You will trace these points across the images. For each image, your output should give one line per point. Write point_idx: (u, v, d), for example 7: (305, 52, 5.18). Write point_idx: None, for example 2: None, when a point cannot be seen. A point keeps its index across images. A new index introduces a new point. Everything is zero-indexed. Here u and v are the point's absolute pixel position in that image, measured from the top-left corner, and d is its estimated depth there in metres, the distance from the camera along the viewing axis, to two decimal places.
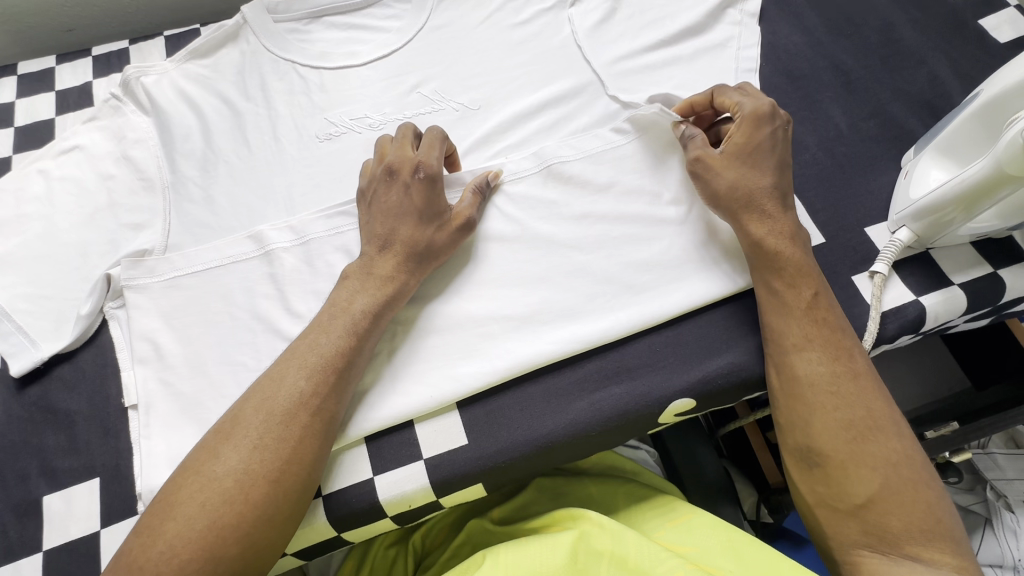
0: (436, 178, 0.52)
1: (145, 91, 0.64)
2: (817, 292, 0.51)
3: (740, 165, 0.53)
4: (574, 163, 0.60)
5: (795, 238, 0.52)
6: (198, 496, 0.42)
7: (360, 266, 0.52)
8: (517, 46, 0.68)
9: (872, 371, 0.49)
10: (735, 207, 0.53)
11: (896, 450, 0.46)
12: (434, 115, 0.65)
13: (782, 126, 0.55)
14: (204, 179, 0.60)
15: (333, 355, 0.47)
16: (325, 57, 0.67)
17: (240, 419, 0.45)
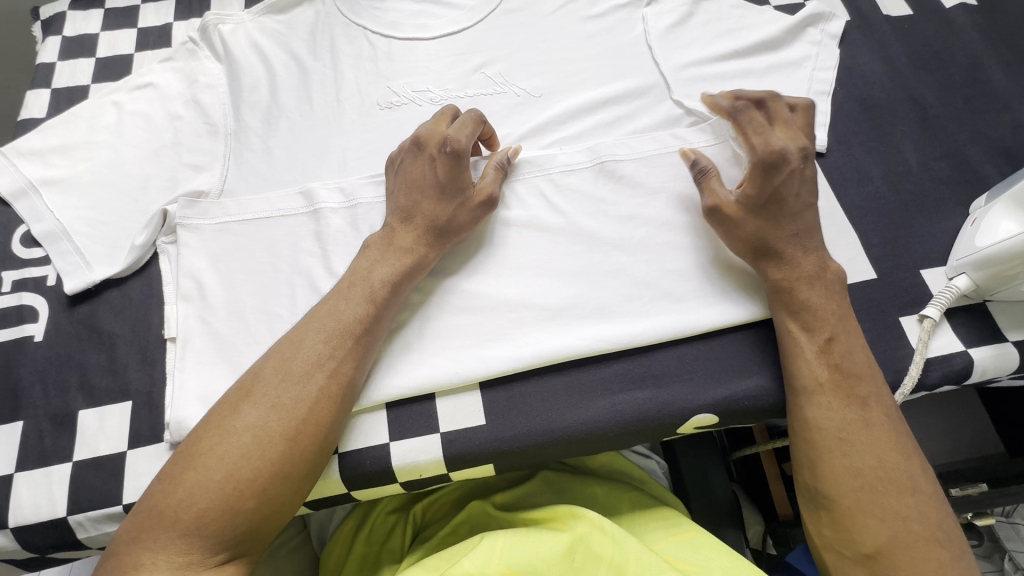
0: (456, 150, 0.52)
1: (220, 38, 0.66)
2: (834, 334, 0.49)
3: (757, 218, 0.52)
4: (627, 163, 0.60)
5: (811, 283, 0.51)
6: (214, 450, 0.43)
7: (383, 236, 0.53)
8: (587, 40, 0.68)
9: (889, 415, 0.47)
10: (754, 254, 0.52)
11: (909, 503, 0.44)
12: (495, 97, 0.65)
13: (801, 164, 0.53)
14: (266, 131, 0.62)
15: (353, 321, 0.48)
16: (397, 28, 0.68)
17: (261, 378, 0.46)
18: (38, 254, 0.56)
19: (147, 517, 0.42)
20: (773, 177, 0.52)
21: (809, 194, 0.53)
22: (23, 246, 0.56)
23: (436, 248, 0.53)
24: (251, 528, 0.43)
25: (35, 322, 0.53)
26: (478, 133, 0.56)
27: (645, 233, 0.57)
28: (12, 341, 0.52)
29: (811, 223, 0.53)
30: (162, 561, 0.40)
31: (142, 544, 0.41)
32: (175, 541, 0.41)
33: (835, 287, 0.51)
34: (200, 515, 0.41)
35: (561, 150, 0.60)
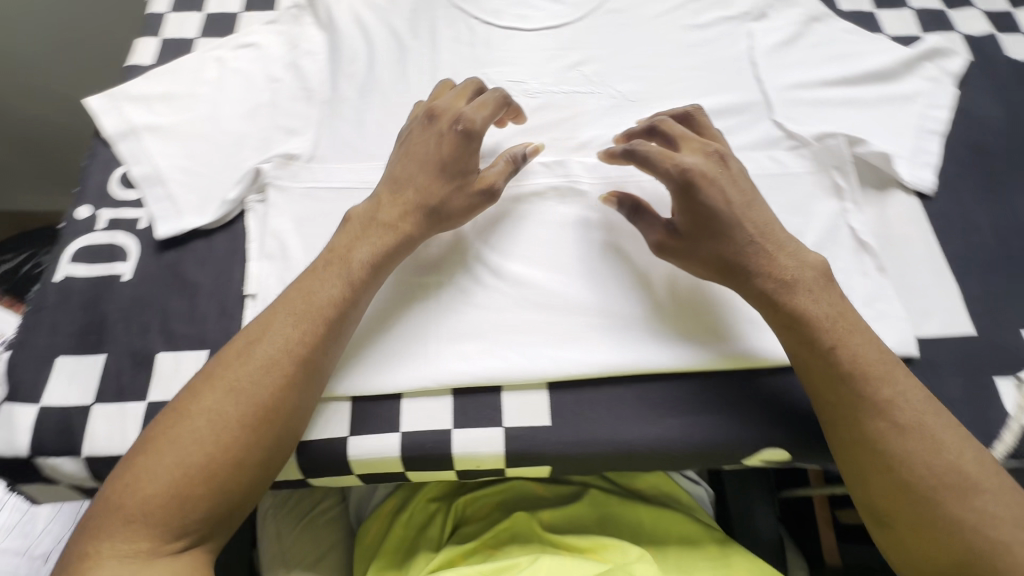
0: (468, 128, 0.52)
1: (326, 7, 0.67)
2: (837, 343, 0.45)
3: (709, 243, 0.49)
4: None
5: (792, 291, 0.47)
6: (169, 436, 0.43)
7: (364, 213, 0.51)
8: (689, 49, 0.66)
9: (921, 411, 0.44)
10: (722, 273, 0.49)
11: (981, 506, 0.41)
12: (590, 96, 0.63)
13: (713, 168, 0.50)
14: (360, 103, 0.62)
15: (324, 303, 0.47)
16: (498, 16, 0.68)
17: (226, 363, 0.45)
18: (134, 197, 0.57)
19: (103, 505, 0.42)
20: (697, 193, 0.49)
21: (738, 195, 0.50)
22: (120, 187, 0.58)
23: (416, 227, 0.51)
24: (207, 518, 0.42)
25: (124, 262, 0.54)
26: (500, 114, 0.55)
27: None
28: (101, 277, 0.53)
29: (771, 231, 0.49)
30: (116, 548, 0.41)
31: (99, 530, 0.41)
32: (129, 529, 0.41)
33: (829, 296, 0.47)
34: (151, 503, 0.41)
35: None
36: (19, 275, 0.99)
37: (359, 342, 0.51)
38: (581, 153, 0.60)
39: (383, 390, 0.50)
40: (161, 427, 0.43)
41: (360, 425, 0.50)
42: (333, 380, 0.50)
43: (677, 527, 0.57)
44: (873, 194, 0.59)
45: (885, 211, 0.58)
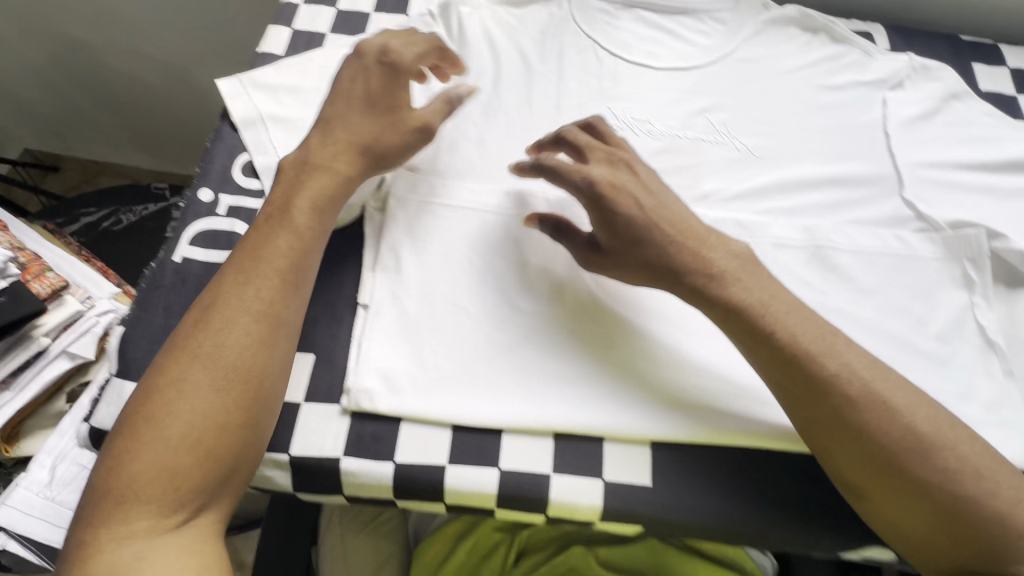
0: (397, 64, 0.53)
1: (459, 19, 0.66)
2: (767, 322, 0.46)
3: (627, 251, 0.49)
4: (844, 254, 0.57)
5: (731, 281, 0.48)
6: (145, 415, 0.42)
7: (296, 164, 0.51)
8: (820, 110, 0.65)
9: (862, 374, 0.45)
10: (653, 279, 0.49)
11: (947, 459, 0.43)
12: (715, 146, 0.62)
13: (617, 177, 0.51)
14: (483, 121, 0.62)
15: (275, 255, 0.47)
16: (628, 49, 0.67)
17: (194, 336, 0.44)
18: (255, 187, 0.58)
19: (94, 494, 0.41)
20: (603, 202, 0.49)
21: (651, 197, 0.50)
22: (243, 175, 0.58)
23: (349, 168, 0.51)
24: (203, 489, 0.42)
25: None
26: (433, 58, 0.56)
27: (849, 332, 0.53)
28: (217, 263, 0.54)
29: (691, 229, 0.50)
30: (118, 532, 0.39)
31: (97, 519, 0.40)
32: (127, 511, 0.40)
33: (766, 288, 0.48)
34: (145, 478, 0.40)
35: (774, 220, 0.58)
36: (98, 231, 1.03)
37: (447, 363, 0.49)
38: (702, 204, 0.58)
39: (485, 424, 0.48)
40: (134, 410, 0.42)
41: (459, 455, 0.48)
42: (433, 405, 0.48)
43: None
44: (1001, 291, 0.56)
45: (1012, 311, 0.56)
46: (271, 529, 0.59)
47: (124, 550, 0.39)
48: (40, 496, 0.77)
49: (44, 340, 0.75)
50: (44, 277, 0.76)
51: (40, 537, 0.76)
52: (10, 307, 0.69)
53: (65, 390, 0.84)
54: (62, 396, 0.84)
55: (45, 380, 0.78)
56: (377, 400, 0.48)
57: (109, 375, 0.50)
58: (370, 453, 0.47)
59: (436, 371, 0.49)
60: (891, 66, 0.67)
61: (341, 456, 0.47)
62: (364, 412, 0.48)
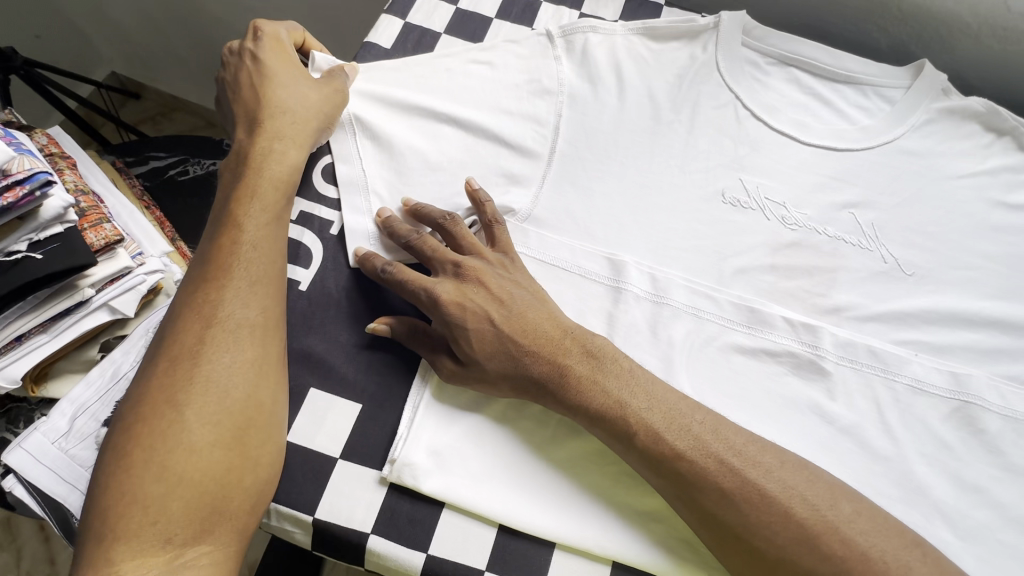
0: (255, 29, 0.54)
1: (588, 44, 0.58)
2: (623, 416, 0.41)
3: (490, 369, 0.42)
4: (995, 417, 0.47)
5: (587, 388, 0.41)
6: (117, 447, 0.37)
7: (231, 163, 0.49)
8: (990, 231, 0.54)
9: (731, 461, 0.40)
10: (456, 363, 0.43)
11: (839, 549, 0.37)
12: (856, 250, 0.53)
13: (463, 292, 0.44)
14: (594, 169, 0.54)
15: (229, 249, 0.43)
16: (773, 114, 0.57)
17: (174, 359, 0.40)
18: (332, 195, 0.52)
19: (78, 547, 0.35)
20: (451, 319, 0.43)
21: (515, 297, 0.44)
22: (324, 179, 0.53)
23: (287, 152, 0.49)
24: (191, 528, 0.36)
25: (306, 268, 0.49)
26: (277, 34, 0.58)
27: (987, 517, 0.44)
28: None
29: (556, 324, 0.44)
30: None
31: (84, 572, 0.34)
32: (108, 557, 0.34)
33: (621, 378, 0.42)
34: (127, 516, 0.35)
35: (915, 356, 0.49)
36: (163, 178, 1.00)
37: (492, 443, 0.43)
38: (831, 319, 0.50)
39: (539, 534, 0.41)
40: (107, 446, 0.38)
41: (502, 563, 0.41)
42: (485, 499, 0.41)
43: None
44: None
45: None
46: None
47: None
48: (54, 445, 0.74)
49: (88, 292, 0.72)
50: (100, 228, 0.73)
51: (44, 487, 0.72)
52: (61, 255, 0.66)
53: (99, 340, 0.82)
54: (95, 345, 0.82)
55: (83, 328, 0.75)
56: (421, 479, 0.41)
57: None
58: (402, 537, 0.41)
59: (493, 458, 0.43)
60: None
61: (370, 532, 0.41)
62: (405, 488, 0.42)
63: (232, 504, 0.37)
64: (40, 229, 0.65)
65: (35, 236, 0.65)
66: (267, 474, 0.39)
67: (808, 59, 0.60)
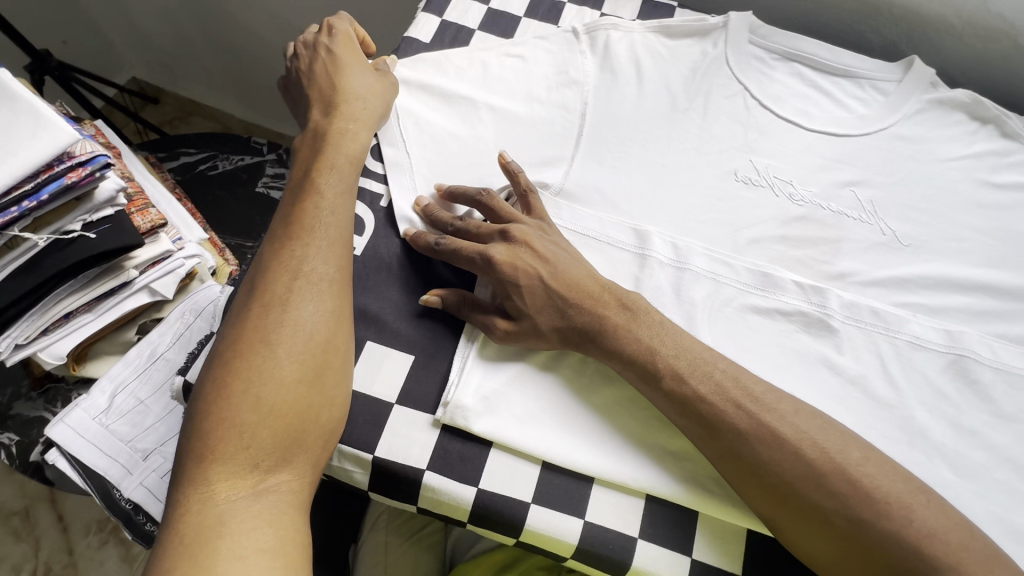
0: (331, 25, 0.60)
1: (610, 40, 0.64)
2: (652, 363, 0.45)
3: (541, 321, 0.47)
4: (987, 369, 0.52)
5: (622, 336, 0.46)
6: (214, 380, 0.43)
7: (308, 139, 0.55)
8: (978, 208, 0.60)
9: (746, 405, 0.43)
10: (510, 318, 0.48)
11: (844, 487, 0.40)
12: (857, 224, 0.58)
13: (514, 254, 0.49)
14: (618, 150, 0.59)
15: (309, 216, 0.49)
16: (779, 103, 0.63)
17: (265, 306, 0.45)
18: (379, 170, 0.57)
19: (179, 462, 0.41)
20: (505, 279, 0.48)
21: (558, 256, 0.49)
22: (372, 158, 0.58)
23: (359, 132, 0.55)
24: (276, 455, 0.41)
25: (359, 235, 0.54)
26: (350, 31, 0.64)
27: (981, 458, 0.48)
28: None
29: (597, 282, 0.48)
30: (201, 494, 0.39)
31: (185, 483, 0.40)
32: (209, 471, 0.40)
33: (651, 328, 0.46)
34: (223, 440, 0.41)
35: (914, 316, 0.53)
36: (194, 172, 1.05)
37: (536, 391, 0.47)
38: (837, 284, 0.55)
39: (579, 468, 0.45)
40: (204, 378, 0.44)
41: (545, 497, 0.45)
42: (532, 440, 0.45)
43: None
44: None
45: None
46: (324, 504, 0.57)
47: (208, 514, 0.39)
48: (95, 421, 0.77)
49: (132, 273, 0.76)
50: (146, 212, 0.77)
51: (87, 460, 0.75)
52: (112, 234, 0.69)
53: (137, 322, 0.85)
54: (132, 327, 0.85)
55: (125, 309, 0.79)
56: (472, 420, 0.45)
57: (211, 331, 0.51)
58: (454, 474, 0.45)
59: (535, 402, 0.47)
60: None
61: (425, 469, 0.45)
62: (456, 429, 0.46)
63: (309, 438, 0.43)
64: (94, 211, 0.68)
65: (89, 217, 0.68)
66: (339, 414, 0.44)
67: (809, 55, 0.66)
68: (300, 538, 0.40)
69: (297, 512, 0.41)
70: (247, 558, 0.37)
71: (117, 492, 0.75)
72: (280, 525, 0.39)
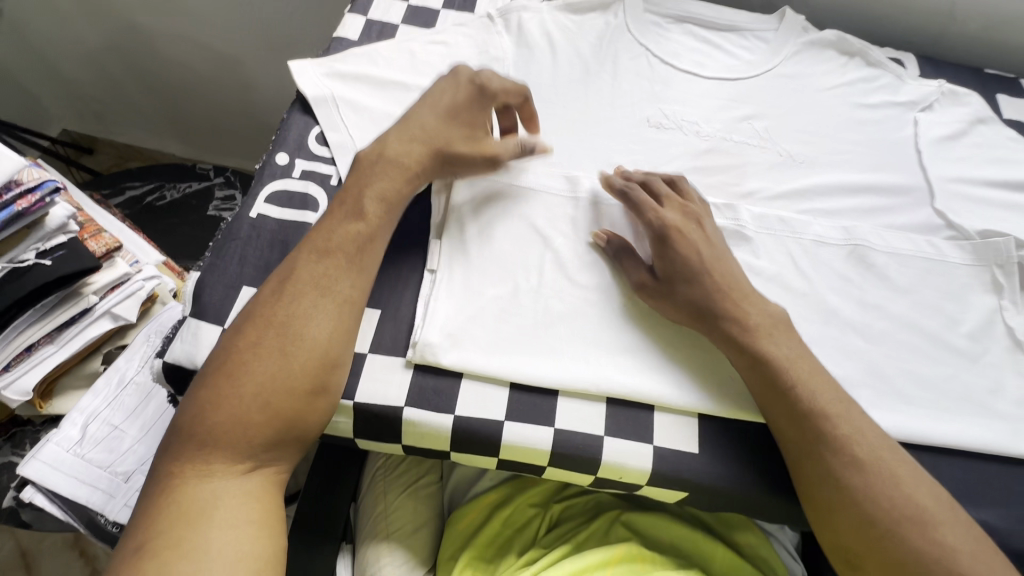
0: (478, 73, 0.56)
1: (522, 21, 0.71)
2: (774, 363, 0.48)
3: (681, 287, 0.51)
4: (881, 254, 0.60)
5: (762, 336, 0.49)
6: (226, 370, 0.45)
7: (372, 157, 0.53)
8: (857, 125, 0.69)
9: (878, 446, 0.46)
10: (662, 279, 0.52)
11: (942, 533, 0.43)
12: (758, 150, 0.66)
13: (687, 224, 0.54)
14: (543, 112, 0.65)
15: (344, 239, 0.50)
16: (678, 59, 0.71)
17: (289, 319, 0.46)
18: (326, 155, 0.62)
19: (180, 432, 0.44)
20: (670, 241, 0.52)
21: (710, 248, 0.53)
22: (318, 144, 0.62)
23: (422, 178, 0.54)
24: (266, 451, 0.45)
25: (314, 213, 0.58)
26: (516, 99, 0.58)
27: (885, 325, 0.56)
28: (290, 222, 0.57)
29: (741, 285, 0.51)
30: (198, 467, 0.43)
31: (178, 455, 0.44)
32: (204, 450, 0.43)
33: (759, 310, 0.50)
34: (227, 427, 0.44)
35: (814, 219, 0.61)
36: (142, 205, 1.05)
37: (637, 317, 0.53)
38: (746, 201, 0.62)
39: (542, 383, 0.50)
40: (215, 363, 0.46)
41: (516, 413, 0.50)
42: (631, 357, 0.52)
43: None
44: None
45: None
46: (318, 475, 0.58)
47: (204, 486, 0.42)
48: (69, 452, 0.76)
49: (92, 298, 0.77)
50: (99, 237, 0.78)
51: (65, 491, 0.73)
52: (68, 260, 0.70)
53: (101, 351, 0.85)
54: (98, 357, 0.85)
55: (88, 336, 0.79)
56: (441, 355, 0.50)
57: (184, 317, 0.54)
58: (431, 406, 0.49)
59: (500, 336, 0.51)
60: (922, 90, 0.71)
61: (404, 406, 0.49)
62: (427, 366, 0.50)
63: (298, 437, 0.46)
64: (46, 238, 0.69)
65: (42, 245, 0.69)
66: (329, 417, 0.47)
67: (698, 16, 0.75)
68: (280, 516, 0.44)
69: (279, 493, 0.45)
70: (236, 529, 0.41)
71: (102, 518, 0.75)
72: (266, 503, 0.44)
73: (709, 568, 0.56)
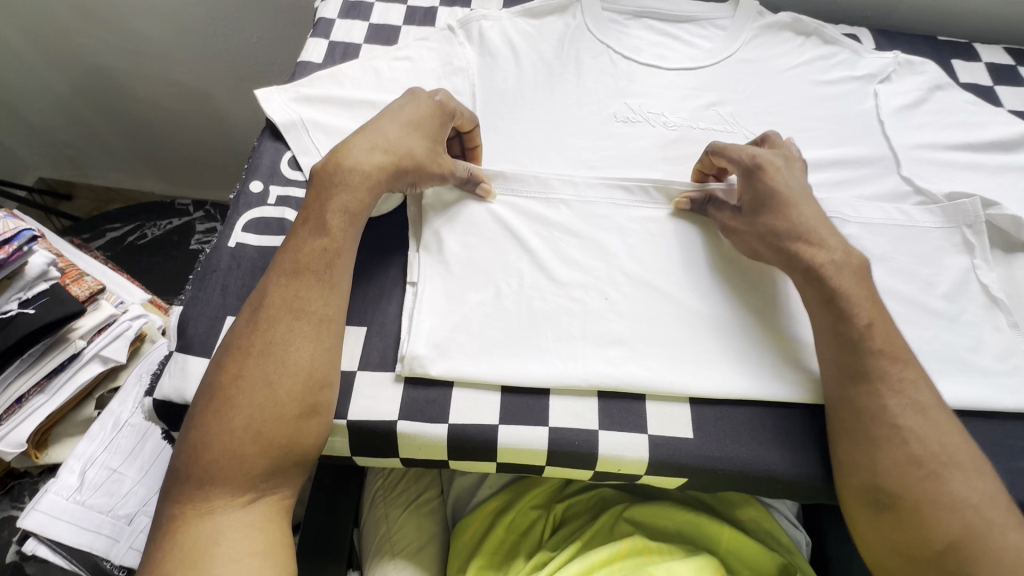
0: (438, 93, 0.57)
1: (482, 29, 0.72)
2: (848, 302, 0.49)
3: (764, 217, 0.54)
4: (853, 224, 0.61)
5: (840, 269, 0.51)
6: (212, 409, 0.45)
7: (326, 171, 0.53)
8: (818, 102, 0.70)
9: (937, 398, 0.47)
10: (753, 205, 0.55)
11: (977, 481, 0.44)
12: (725, 135, 0.67)
13: (780, 164, 0.56)
14: (510, 117, 0.66)
15: (312, 256, 0.50)
16: (638, 53, 0.72)
17: (266, 347, 0.46)
18: (300, 178, 0.62)
19: (177, 477, 0.44)
20: (759, 178, 0.55)
21: (801, 187, 0.55)
22: (291, 168, 0.63)
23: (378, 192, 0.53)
24: (263, 482, 0.45)
25: None
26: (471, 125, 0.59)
27: None
28: (270, 247, 0.58)
29: (825, 224, 0.53)
30: (198, 507, 0.43)
31: (179, 496, 0.44)
32: (202, 489, 0.43)
33: (842, 249, 0.52)
34: (221, 463, 0.43)
35: None
36: (123, 245, 1.05)
37: (716, 260, 0.58)
38: None
39: (532, 384, 0.50)
40: (203, 403, 0.46)
41: (510, 415, 0.50)
42: (618, 350, 0.52)
43: (762, 559, 0.56)
44: (1000, 255, 0.61)
45: (1013, 272, 0.60)
46: (318, 495, 0.58)
47: (207, 525, 0.42)
48: (70, 500, 0.75)
49: (79, 343, 0.76)
50: (81, 281, 0.78)
51: (67, 539, 0.72)
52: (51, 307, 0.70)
53: (93, 396, 0.84)
54: (90, 403, 0.84)
55: (79, 381, 0.79)
56: (429, 365, 0.50)
57: (171, 351, 0.54)
58: (424, 417, 0.50)
59: (487, 338, 0.52)
60: (879, 62, 0.73)
61: (397, 419, 0.49)
62: (418, 377, 0.51)
63: (294, 463, 0.46)
64: (26, 288, 0.68)
65: (23, 294, 0.68)
66: (323, 439, 0.47)
67: (654, 10, 0.76)
68: (285, 542, 0.44)
69: (284, 518, 0.45)
70: (242, 561, 0.41)
71: (108, 562, 0.73)
72: (270, 531, 0.43)
73: (717, 548, 0.57)
